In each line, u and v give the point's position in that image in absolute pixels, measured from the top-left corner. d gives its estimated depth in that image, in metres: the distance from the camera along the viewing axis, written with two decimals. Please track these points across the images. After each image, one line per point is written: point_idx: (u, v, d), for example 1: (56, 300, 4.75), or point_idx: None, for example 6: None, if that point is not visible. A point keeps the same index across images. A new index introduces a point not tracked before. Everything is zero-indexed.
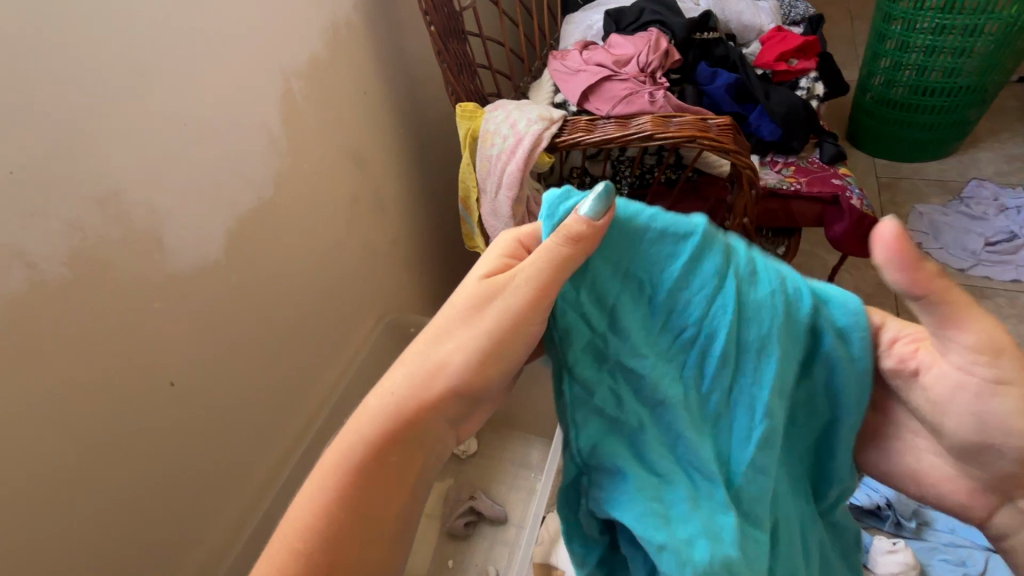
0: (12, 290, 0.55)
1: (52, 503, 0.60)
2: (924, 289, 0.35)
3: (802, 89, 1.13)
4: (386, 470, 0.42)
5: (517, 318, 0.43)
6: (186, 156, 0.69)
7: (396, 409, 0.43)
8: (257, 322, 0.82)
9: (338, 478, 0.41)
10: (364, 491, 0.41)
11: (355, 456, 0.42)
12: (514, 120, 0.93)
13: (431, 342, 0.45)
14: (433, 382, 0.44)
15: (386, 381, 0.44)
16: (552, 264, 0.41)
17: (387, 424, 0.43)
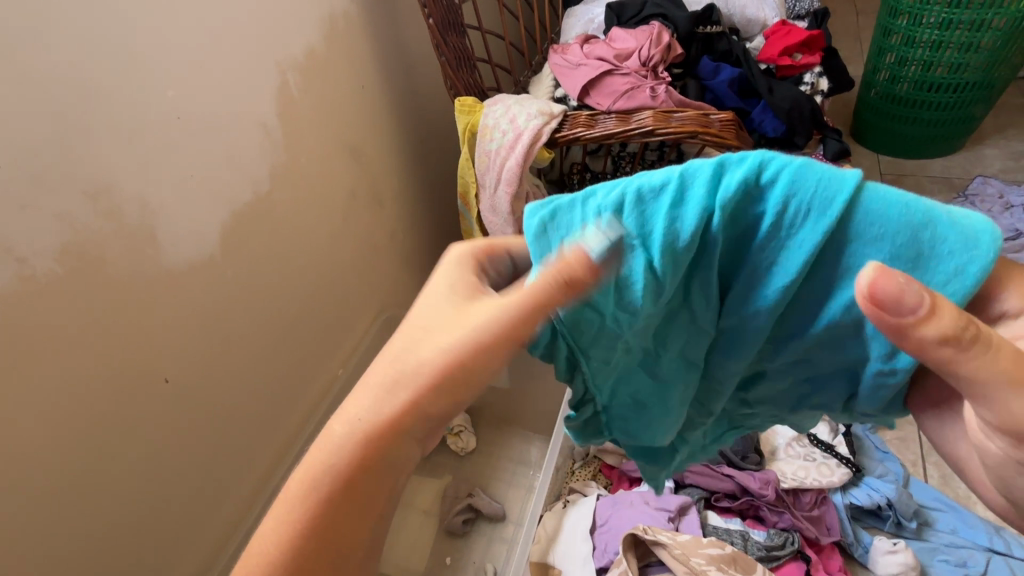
0: (4, 286, 0.54)
1: (45, 501, 0.60)
2: (933, 339, 0.30)
3: (806, 84, 1.12)
4: (352, 518, 0.36)
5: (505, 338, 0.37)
6: (181, 150, 0.68)
7: (363, 444, 0.37)
8: (253, 318, 0.81)
9: (292, 534, 0.35)
10: (337, 528, 0.36)
11: (325, 489, 0.36)
12: (512, 115, 0.91)
13: (401, 361, 0.39)
14: (404, 401, 0.37)
15: (356, 403, 0.37)
16: (538, 300, 0.35)
17: (355, 462, 0.36)
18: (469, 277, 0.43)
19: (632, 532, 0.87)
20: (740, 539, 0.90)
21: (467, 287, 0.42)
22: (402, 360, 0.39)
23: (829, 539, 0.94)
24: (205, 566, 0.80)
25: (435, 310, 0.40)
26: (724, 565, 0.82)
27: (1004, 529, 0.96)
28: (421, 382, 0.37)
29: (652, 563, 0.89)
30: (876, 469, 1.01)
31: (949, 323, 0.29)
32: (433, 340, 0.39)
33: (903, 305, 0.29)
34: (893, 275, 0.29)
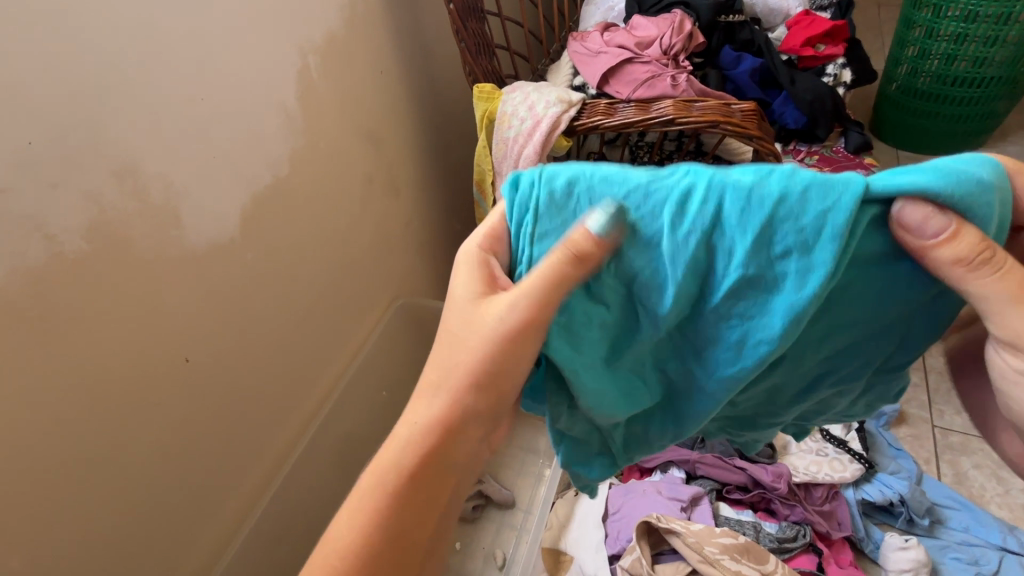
0: (31, 261, 0.55)
1: (71, 473, 0.61)
2: (952, 258, 0.36)
3: (828, 76, 1.10)
4: (417, 495, 0.42)
5: (520, 337, 0.42)
6: (202, 132, 0.68)
7: (425, 442, 0.43)
8: (271, 301, 0.82)
9: (374, 504, 0.41)
10: (401, 514, 0.41)
11: (391, 485, 0.42)
12: (532, 102, 0.91)
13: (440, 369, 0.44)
14: (449, 402, 0.43)
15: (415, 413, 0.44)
16: (547, 278, 0.40)
17: (420, 450, 0.42)
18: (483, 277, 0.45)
19: (645, 519, 0.88)
20: (752, 530, 0.90)
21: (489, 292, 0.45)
22: (443, 366, 0.44)
23: (839, 534, 0.93)
24: (222, 543, 0.81)
25: (462, 319, 0.44)
26: (738, 555, 0.84)
27: (1018, 528, 0.96)
28: (459, 386, 0.43)
29: (664, 552, 0.90)
30: (889, 466, 1.01)
31: (968, 247, 0.36)
32: (460, 349, 0.44)
33: (927, 225, 0.36)
34: (920, 203, 0.37)
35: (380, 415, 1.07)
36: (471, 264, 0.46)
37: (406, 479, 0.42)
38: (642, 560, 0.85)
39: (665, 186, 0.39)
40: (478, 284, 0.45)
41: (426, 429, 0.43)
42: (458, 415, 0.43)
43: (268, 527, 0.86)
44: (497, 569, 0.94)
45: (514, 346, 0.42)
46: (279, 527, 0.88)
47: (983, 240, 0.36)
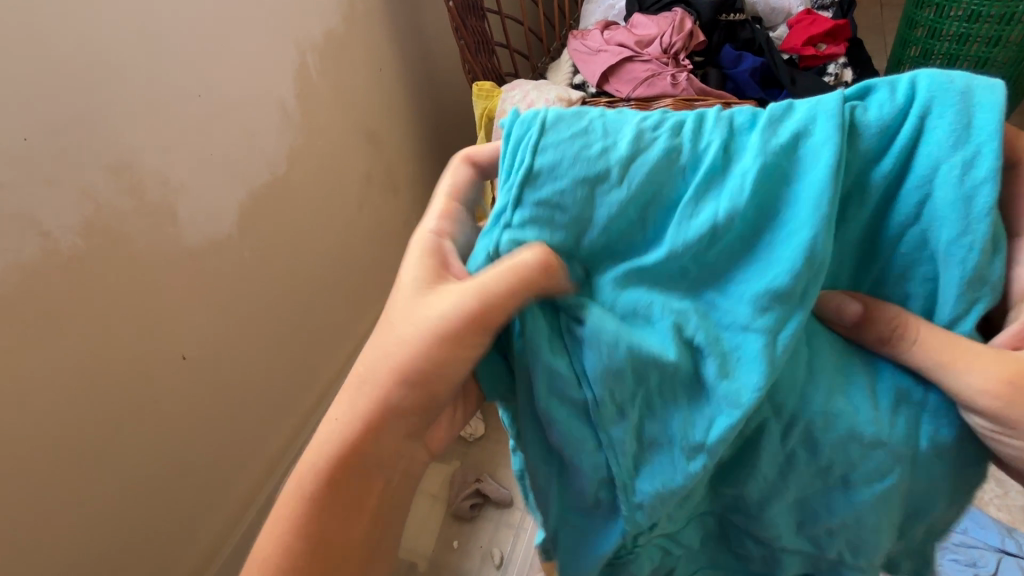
0: (27, 257, 0.55)
1: (68, 469, 0.61)
2: (877, 341, 0.36)
3: (829, 76, 1.09)
4: (339, 506, 0.33)
5: (456, 330, 0.33)
6: (200, 129, 0.68)
7: (347, 445, 0.33)
8: (269, 299, 0.82)
9: (291, 519, 0.32)
10: (324, 522, 0.32)
11: (309, 496, 0.33)
12: (530, 100, 0.90)
13: (369, 359, 0.34)
14: (369, 404, 0.33)
15: (334, 414, 0.34)
16: (504, 287, 0.33)
17: (341, 456, 0.33)
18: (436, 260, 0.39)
19: None
20: None
21: (432, 275, 0.37)
22: (368, 361, 0.34)
23: None
24: (220, 539, 0.81)
25: (399, 304, 0.36)
26: None
27: (1017, 530, 0.95)
28: (384, 386, 0.33)
29: None
30: None
31: (883, 327, 0.36)
32: (396, 332, 0.34)
33: (843, 315, 0.37)
34: (839, 294, 0.37)
35: None
36: (418, 248, 0.40)
37: (330, 493, 0.33)
38: None
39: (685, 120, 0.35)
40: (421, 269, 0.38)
41: (347, 427, 0.33)
42: (387, 412, 0.33)
43: (265, 524, 0.86)
44: (494, 567, 0.94)
45: (451, 341, 0.33)
46: None
47: (898, 316, 0.35)
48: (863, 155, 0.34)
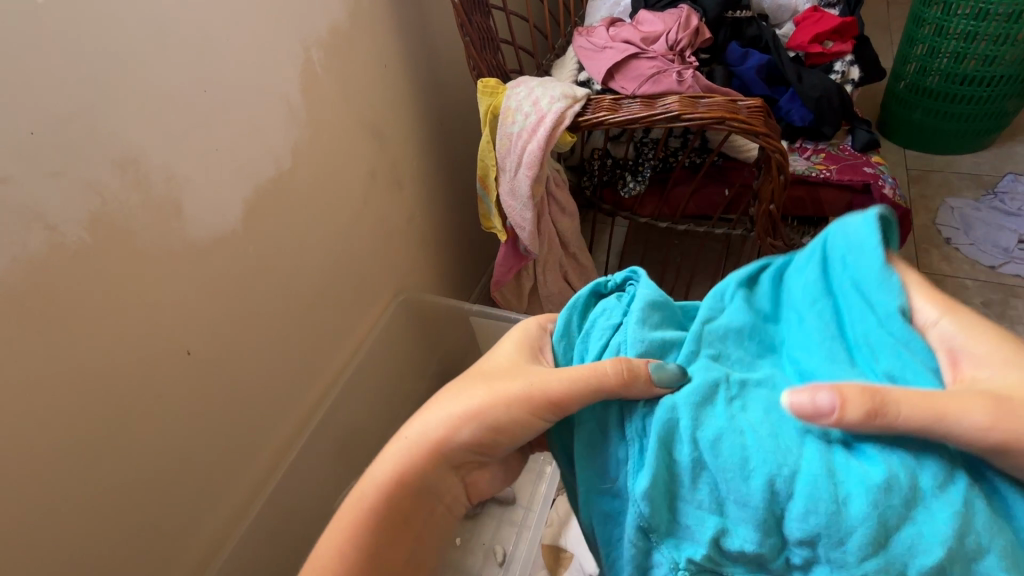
0: (33, 250, 0.55)
1: (72, 463, 0.61)
2: (861, 420, 0.37)
3: (836, 73, 1.08)
4: (389, 517, 0.47)
5: (530, 407, 0.47)
6: (205, 123, 0.68)
7: (404, 469, 0.47)
8: (273, 294, 0.82)
9: (355, 516, 0.47)
10: (370, 538, 0.46)
11: (369, 497, 0.47)
12: (536, 98, 0.90)
13: (440, 404, 0.50)
14: (442, 431, 0.48)
15: (403, 434, 0.49)
16: (586, 385, 0.45)
17: (402, 473, 0.47)
18: (530, 341, 0.55)
19: None
20: None
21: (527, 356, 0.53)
22: (446, 403, 0.50)
23: None
24: (223, 535, 0.81)
25: (491, 366, 0.52)
26: None
27: None
28: (455, 425, 0.48)
29: None
30: None
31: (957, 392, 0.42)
32: (472, 390, 0.49)
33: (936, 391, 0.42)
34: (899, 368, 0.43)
35: (381, 411, 1.07)
36: (524, 330, 0.56)
37: (381, 502, 0.47)
38: None
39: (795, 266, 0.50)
40: (518, 347, 0.54)
41: (399, 455, 0.48)
42: (436, 446, 0.48)
43: (268, 519, 0.86)
44: (496, 564, 0.94)
45: (518, 411, 0.47)
46: (279, 521, 0.88)
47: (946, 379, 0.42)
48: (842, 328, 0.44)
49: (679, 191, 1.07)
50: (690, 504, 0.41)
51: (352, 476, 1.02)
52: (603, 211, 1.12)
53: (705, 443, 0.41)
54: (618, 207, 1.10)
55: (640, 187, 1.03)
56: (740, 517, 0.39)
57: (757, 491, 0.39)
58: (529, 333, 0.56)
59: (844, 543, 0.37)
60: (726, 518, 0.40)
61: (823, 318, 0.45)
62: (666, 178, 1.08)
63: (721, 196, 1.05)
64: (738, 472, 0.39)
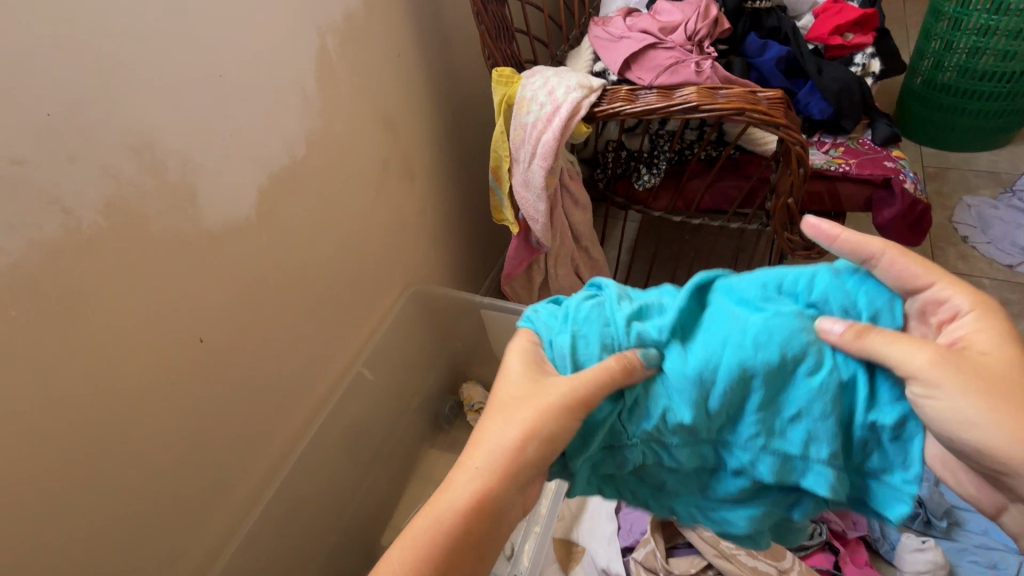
0: (50, 235, 0.54)
1: (85, 450, 0.61)
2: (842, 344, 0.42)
3: (857, 66, 1.07)
4: (467, 543, 0.45)
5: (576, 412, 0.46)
6: (219, 110, 0.67)
7: (475, 497, 0.46)
8: (285, 284, 0.81)
9: (429, 542, 0.45)
10: (448, 561, 0.45)
11: (442, 528, 0.45)
12: (551, 87, 0.89)
13: (498, 427, 0.49)
14: (505, 454, 0.47)
15: (468, 466, 0.48)
16: (604, 375, 0.46)
17: (475, 500, 0.46)
18: (532, 360, 0.52)
19: (660, 513, 0.89)
20: (769, 527, 0.90)
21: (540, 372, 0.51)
22: (500, 429, 0.49)
23: (855, 533, 0.92)
24: (233, 524, 0.81)
25: (517, 387, 0.50)
26: (753, 551, 0.84)
27: None
28: (514, 445, 0.47)
29: (680, 546, 0.89)
30: None
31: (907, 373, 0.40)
32: (519, 413, 0.48)
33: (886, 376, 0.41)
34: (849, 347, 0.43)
35: (390, 403, 1.07)
36: (517, 347, 0.53)
37: (457, 527, 0.46)
38: (657, 554, 0.86)
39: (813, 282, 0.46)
40: (525, 366, 0.51)
41: (467, 482, 0.47)
42: (505, 467, 0.47)
43: (279, 510, 0.86)
44: (506, 558, 0.93)
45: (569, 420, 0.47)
46: (289, 511, 0.88)
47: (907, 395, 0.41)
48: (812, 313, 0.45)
49: (695, 184, 1.05)
50: (631, 438, 0.47)
51: (362, 468, 1.02)
52: (617, 203, 1.10)
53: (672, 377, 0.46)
54: (632, 200, 1.09)
55: (655, 180, 1.02)
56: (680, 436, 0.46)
57: (706, 410, 0.45)
58: (525, 351, 0.52)
59: (782, 466, 0.44)
60: (669, 436, 0.46)
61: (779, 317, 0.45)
62: (681, 172, 1.07)
63: (738, 190, 1.04)
64: (693, 398, 0.45)
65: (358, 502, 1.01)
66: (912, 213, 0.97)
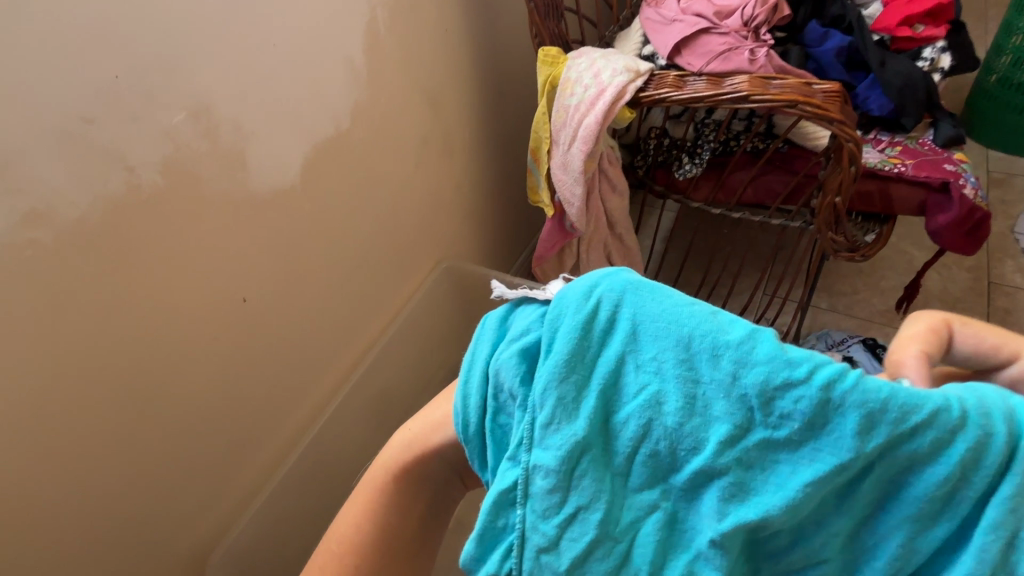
0: (113, 190, 0.58)
1: (134, 394, 0.66)
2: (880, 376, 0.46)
3: (924, 60, 1.01)
4: (395, 503, 0.47)
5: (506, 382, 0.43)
6: (272, 80, 0.69)
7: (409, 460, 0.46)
8: (325, 252, 0.84)
9: (367, 499, 0.47)
10: (386, 515, 0.46)
11: (378, 487, 0.47)
12: (597, 70, 0.88)
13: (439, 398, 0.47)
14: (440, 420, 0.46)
15: (408, 426, 0.48)
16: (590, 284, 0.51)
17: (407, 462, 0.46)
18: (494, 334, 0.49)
19: None
20: None
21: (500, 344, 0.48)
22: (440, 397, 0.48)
23: None
24: (263, 476, 0.86)
25: None
26: None
27: None
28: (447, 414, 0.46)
29: None
30: None
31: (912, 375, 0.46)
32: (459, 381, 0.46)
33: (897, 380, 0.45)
34: None
35: (417, 373, 1.11)
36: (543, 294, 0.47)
37: (389, 487, 0.46)
38: None
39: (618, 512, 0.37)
40: None
41: (440, 424, 0.46)
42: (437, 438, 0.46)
43: (305, 466, 0.91)
44: None
45: None
46: (316, 466, 0.93)
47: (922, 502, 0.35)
48: (631, 490, 0.37)
49: (738, 176, 1.03)
50: (633, 380, 0.37)
51: (386, 431, 1.06)
52: (654, 192, 1.08)
53: (624, 393, 0.38)
54: (670, 189, 1.07)
55: (696, 171, 1.00)
56: (656, 467, 0.37)
57: (645, 414, 0.37)
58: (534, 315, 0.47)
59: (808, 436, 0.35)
60: (648, 401, 0.37)
61: (628, 442, 0.37)
62: (725, 162, 1.05)
63: (783, 185, 1.00)
64: (636, 411, 0.37)
65: None
66: (969, 221, 0.93)
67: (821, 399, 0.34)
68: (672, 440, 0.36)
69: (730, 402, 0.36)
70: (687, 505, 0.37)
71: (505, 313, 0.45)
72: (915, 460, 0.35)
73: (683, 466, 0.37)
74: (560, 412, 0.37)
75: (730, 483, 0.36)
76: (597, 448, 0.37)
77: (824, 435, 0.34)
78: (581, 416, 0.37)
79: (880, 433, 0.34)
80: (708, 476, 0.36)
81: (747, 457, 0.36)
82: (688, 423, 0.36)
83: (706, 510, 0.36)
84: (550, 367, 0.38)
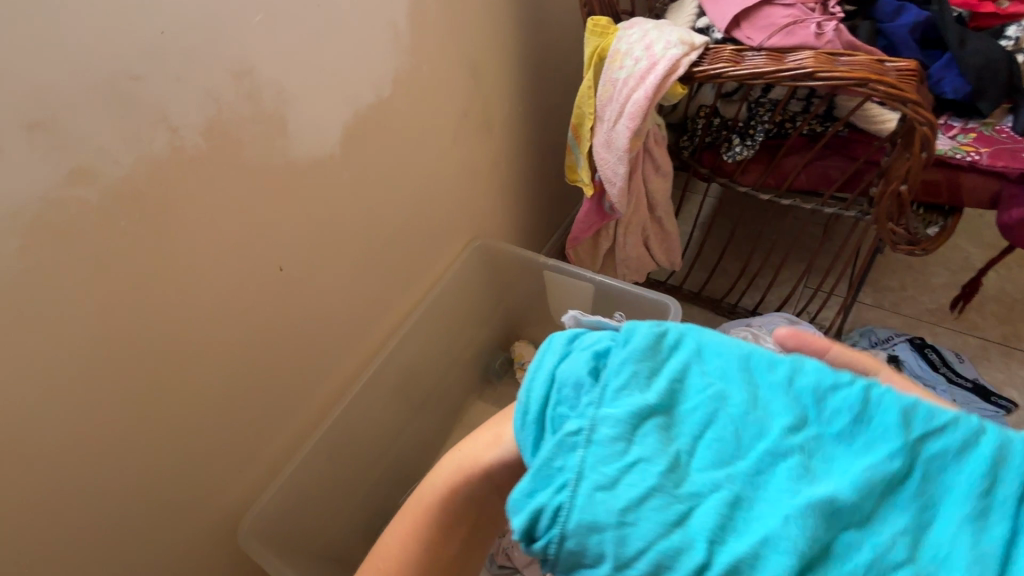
0: (157, 151, 0.57)
1: (174, 358, 0.66)
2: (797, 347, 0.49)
3: (1008, 39, 0.91)
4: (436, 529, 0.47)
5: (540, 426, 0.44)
6: (314, 41, 0.67)
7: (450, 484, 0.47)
8: (360, 223, 0.83)
9: (409, 527, 0.48)
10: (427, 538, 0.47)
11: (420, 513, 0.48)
12: (649, 42, 0.83)
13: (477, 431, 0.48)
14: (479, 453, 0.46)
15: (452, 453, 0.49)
16: None
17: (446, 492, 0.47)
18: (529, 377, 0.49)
19: None
20: None
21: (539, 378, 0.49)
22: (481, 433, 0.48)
23: None
24: (293, 445, 0.87)
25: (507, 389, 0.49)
26: None
27: None
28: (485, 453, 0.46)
29: None
30: None
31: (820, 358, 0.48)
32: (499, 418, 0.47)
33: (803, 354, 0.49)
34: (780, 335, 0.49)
35: (445, 350, 1.10)
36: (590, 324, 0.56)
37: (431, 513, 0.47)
38: None
39: (675, 491, 0.34)
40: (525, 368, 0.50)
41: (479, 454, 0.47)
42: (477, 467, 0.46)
43: (334, 437, 0.91)
44: None
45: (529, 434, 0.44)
46: (345, 438, 0.93)
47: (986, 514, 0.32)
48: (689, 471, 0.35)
49: (791, 160, 0.98)
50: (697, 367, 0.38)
51: (413, 407, 1.06)
52: (699, 174, 1.04)
53: (689, 382, 0.37)
54: (716, 171, 1.03)
55: (748, 153, 0.95)
56: (720, 449, 0.35)
57: (710, 397, 0.37)
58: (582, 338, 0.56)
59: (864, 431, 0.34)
60: (712, 383, 0.37)
61: (689, 421, 0.36)
62: (778, 145, 0.99)
63: (838, 171, 0.95)
64: (700, 396, 0.37)
65: (406, 440, 1.06)
66: None
67: (874, 395, 0.35)
68: (732, 418, 0.36)
69: (791, 395, 0.36)
70: (750, 494, 0.34)
71: (573, 333, 0.43)
72: (972, 456, 0.34)
73: (743, 449, 0.35)
74: (628, 386, 0.37)
75: (796, 464, 0.34)
76: (658, 423, 0.36)
77: (879, 423, 0.34)
78: (648, 391, 0.37)
79: (924, 417, 0.34)
80: (772, 458, 0.34)
81: (811, 447, 0.35)
82: (749, 406, 0.36)
83: (773, 493, 0.33)
84: (624, 351, 0.39)
